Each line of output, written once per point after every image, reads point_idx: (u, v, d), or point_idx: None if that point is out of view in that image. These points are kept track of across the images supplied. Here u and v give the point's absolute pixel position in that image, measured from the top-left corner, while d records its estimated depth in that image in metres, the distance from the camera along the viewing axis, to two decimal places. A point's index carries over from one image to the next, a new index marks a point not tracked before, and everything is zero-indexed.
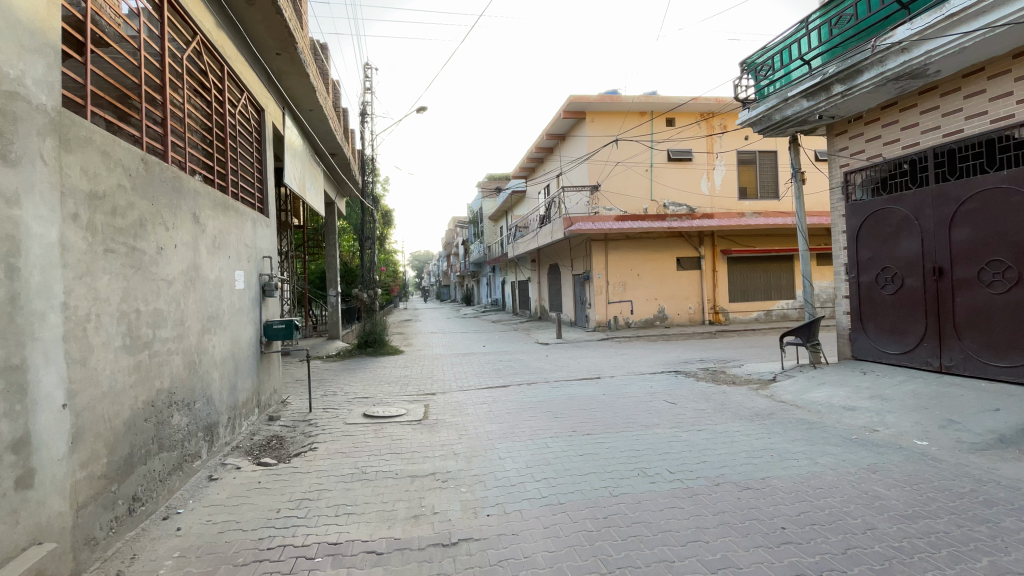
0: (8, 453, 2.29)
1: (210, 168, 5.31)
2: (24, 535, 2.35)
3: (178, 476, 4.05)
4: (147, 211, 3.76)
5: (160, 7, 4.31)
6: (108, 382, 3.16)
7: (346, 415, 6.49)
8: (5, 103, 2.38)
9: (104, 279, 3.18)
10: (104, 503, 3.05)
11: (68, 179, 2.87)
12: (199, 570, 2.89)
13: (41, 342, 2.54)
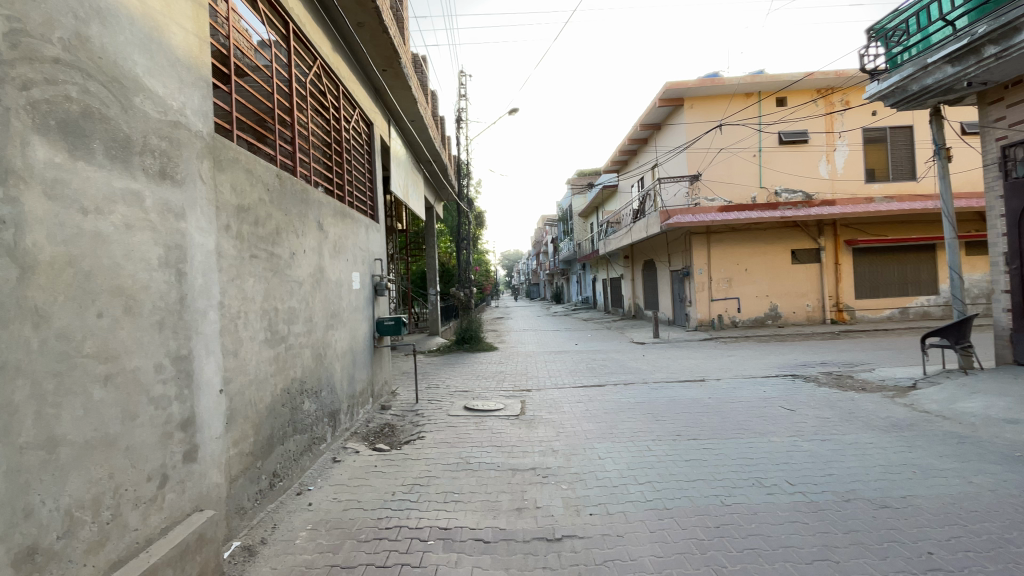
0: (179, 430, 2.71)
1: (329, 180, 5.86)
2: (190, 502, 2.76)
3: (309, 457, 4.52)
4: (282, 221, 4.25)
5: (287, 37, 4.83)
6: (254, 371, 3.62)
7: (449, 407, 6.82)
8: (172, 132, 2.81)
9: (250, 282, 3.65)
10: (251, 477, 3.50)
11: (220, 195, 3.33)
12: (328, 543, 3.20)
13: (203, 336, 2.97)
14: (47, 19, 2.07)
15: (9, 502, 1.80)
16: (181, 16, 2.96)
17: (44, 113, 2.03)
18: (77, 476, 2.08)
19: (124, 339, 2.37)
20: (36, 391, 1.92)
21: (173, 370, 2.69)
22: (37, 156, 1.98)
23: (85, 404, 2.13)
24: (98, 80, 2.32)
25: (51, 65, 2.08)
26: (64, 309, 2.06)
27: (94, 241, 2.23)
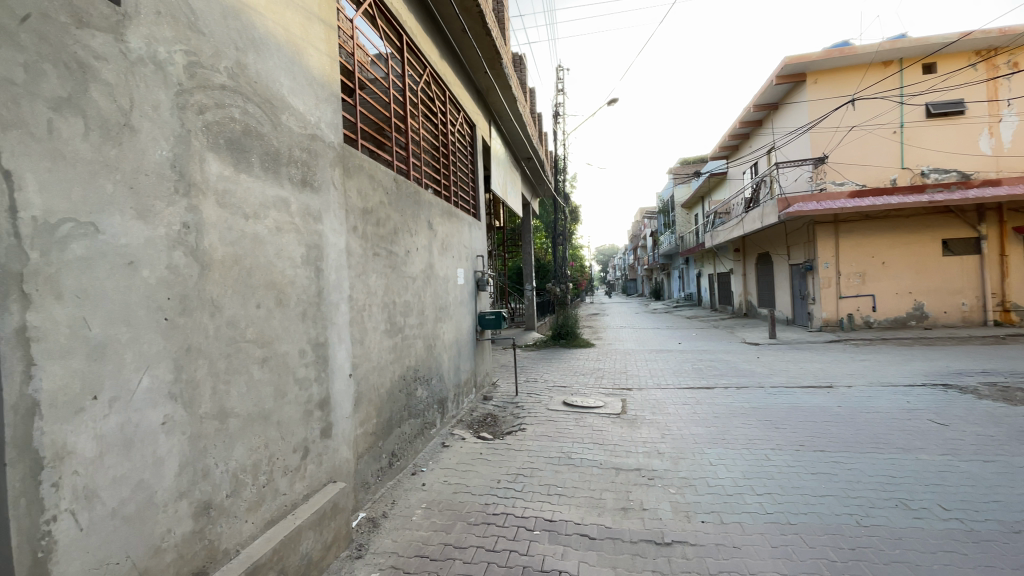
0: (317, 409, 3.05)
1: (437, 181, 6.18)
2: (325, 473, 3.09)
3: (421, 440, 4.84)
4: (399, 222, 4.58)
5: (401, 49, 5.16)
6: (376, 358, 3.96)
7: (549, 402, 6.90)
8: (310, 144, 3.16)
9: (373, 277, 3.99)
10: (373, 456, 3.83)
11: (348, 199, 3.67)
12: (442, 523, 3.41)
13: (336, 326, 3.30)
14: (216, 52, 2.42)
15: (192, 463, 2.14)
16: (316, 39, 3.31)
17: (214, 133, 2.38)
18: (241, 445, 2.42)
19: (275, 327, 2.71)
20: (212, 370, 2.27)
21: (313, 356, 3.03)
22: (210, 170, 2.33)
23: (247, 382, 2.48)
24: (253, 102, 2.66)
25: (219, 91, 2.42)
26: (231, 300, 2.40)
27: (252, 242, 2.57)
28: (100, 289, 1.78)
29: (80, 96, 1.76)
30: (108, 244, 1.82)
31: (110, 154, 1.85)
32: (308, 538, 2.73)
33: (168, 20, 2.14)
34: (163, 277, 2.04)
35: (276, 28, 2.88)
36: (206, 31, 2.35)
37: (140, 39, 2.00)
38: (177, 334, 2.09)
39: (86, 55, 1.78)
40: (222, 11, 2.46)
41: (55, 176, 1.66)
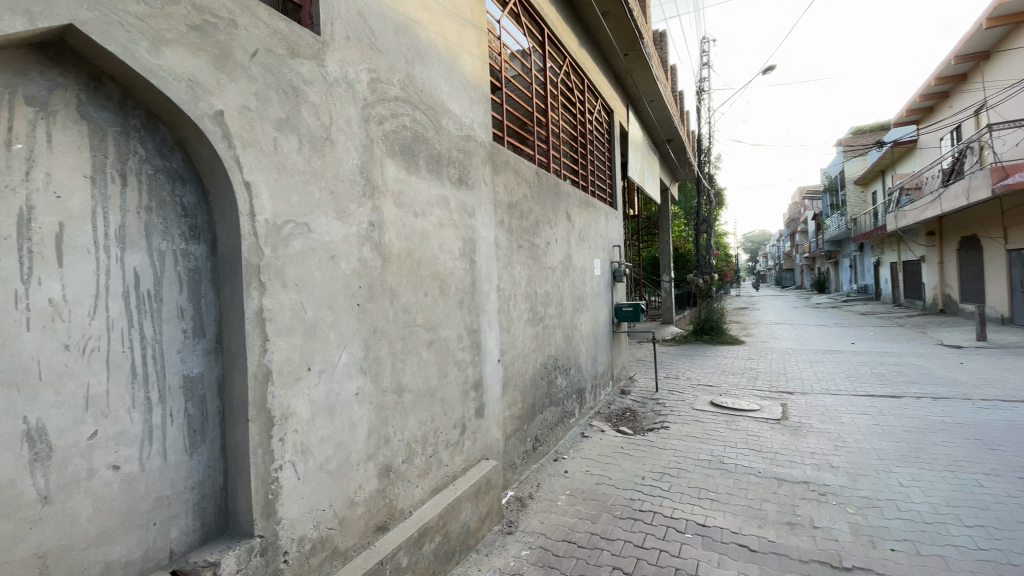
0: (473, 389, 3.29)
1: (575, 172, 6.21)
2: (479, 450, 3.33)
3: (561, 428, 4.94)
4: (540, 214, 4.70)
5: (542, 43, 5.24)
6: (521, 346, 4.13)
7: (693, 400, 6.52)
8: (466, 144, 3.38)
9: (518, 268, 4.17)
10: (519, 439, 4.02)
11: (496, 195, 3.87)
12: (587, 512, 3.46)
13: (487, 314, 3.51)
14: (391, 67, 2.71)
15: (376, 431, 2.46)
16: (469, 44, 3.52)
17: (391, 140, 2.67)
18: (412, 418, 2.72)
19: (439, 313, 2.98)
20: (391, 349, 2.58)
21: (469, 341, 3.27)
22: (388, 173, 2.63)
23: (417, 362, 2.78)
24: (420, 110, 2.93)
25: (394, 102, 2.71)
26: (405, 289, 2.70)
27: (421, 237, 2.86)
28: (311, 279, 2.12)
29: (295, 116, 2.09)
30: (316, 241, 2.15)
31: (316, 165, 2.19)
32: (466, 508, 2.98)
33: (354, 44, 2.45)
34: (356, 268, 2.37)
35: (436, 38, 3.12)
36: (382, 49, 2.64)
37: (335, 62, 2.33)
38: (366, 317, 2.42)
39: (297, 81, 2.12)
40: (395, 29, 2.75)
41: (280, 184, 2.01)
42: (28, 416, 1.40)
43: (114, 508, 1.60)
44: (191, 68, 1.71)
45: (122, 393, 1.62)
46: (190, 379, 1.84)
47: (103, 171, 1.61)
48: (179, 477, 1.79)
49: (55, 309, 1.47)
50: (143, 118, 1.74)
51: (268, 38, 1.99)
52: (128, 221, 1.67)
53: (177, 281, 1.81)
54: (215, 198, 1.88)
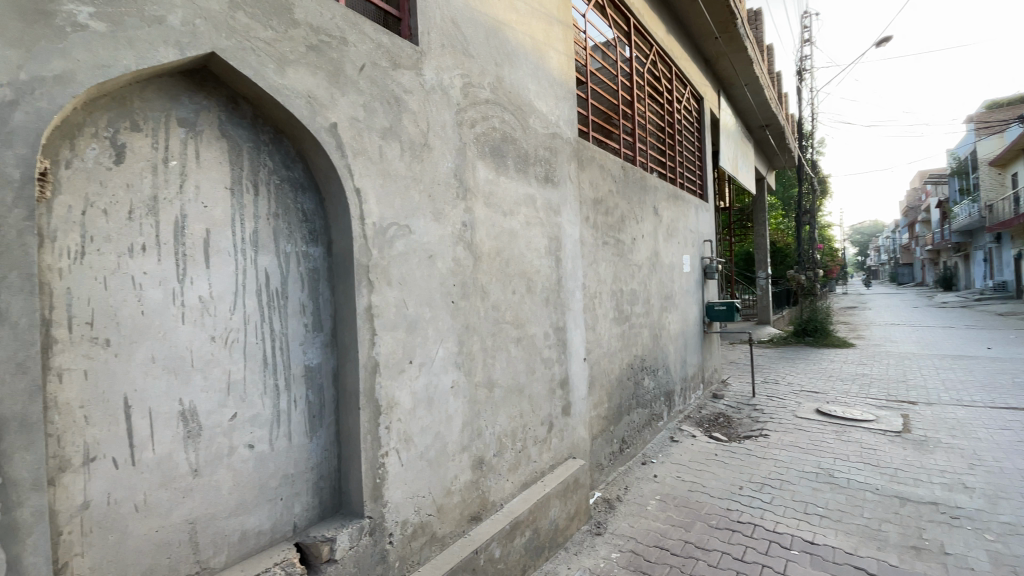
0: (559, 387, 3.30)
1: (663, 164, 5.99)
2: (566, 449, 3.33)
3: (649, 431, 4.81)
4: (626, 209, 4.59)
5: (628, 33, 5.10)
6: (607, 345, 4.07)
7: (795, 407, 6.03)
8: (552, 141, 3.38)
9: (603, 266, 4.11)
10: (605, 439, 3.97)
11: (582, 191, 3.84)
12: (679, 519, 3.34)
13: (573, 312, 3.49)
14: (482, 71, 2.78)
15: (470, 424, 2.55)
16: (556, 41, 3.51)
17: (483, 142, 2.74)
18: (503, 413, 2.79)
19: (528, 311, 3.02)
20: (483, 345, 2.66)
21: (555, 339, 3.28)
22: (479, 175, 2.70)
23: (507, 358, 2.83)
24: (509, 111, 2.98)
25: (484, 105, 2.77)
26: (495, 287, 2.77)
27: (510, 236, 2.91)
28: (412, 277, 2.24)
29: (397, 124, 2.22)
30: (416, 242, 2.27)
31: (416, 169, 2.30)
32: (555, 505, 3.00)
33: (449, 51, 2.55)
34: (451, 267, 2.46)
35: (524, 38, 3.16)
36: (474, 53, 2.72)
37: (432, 70, 2.43)
38: (460, 314, 2.51)
39: (399, 91, 2.24)
40: (485, 33, 2.81)
41: (385, 189, 2.14)
42: (183, 398, 1.62)
43: (249, 482, 1.80)
44: (309, 85, 1.87)
45: (255, 380, 1.82)
46: (310, 369, 2.02)
47: (239, 182, 1.81)
48: (301, 458, 1.97)
49: (204, 305, 1.68)
50: (270, 133, 1.92)
51: (373, 51, 2.13)
52: (260, 226, 1.87)
53: (299, 280, 1.99)
54: (330, 203, 2.04)
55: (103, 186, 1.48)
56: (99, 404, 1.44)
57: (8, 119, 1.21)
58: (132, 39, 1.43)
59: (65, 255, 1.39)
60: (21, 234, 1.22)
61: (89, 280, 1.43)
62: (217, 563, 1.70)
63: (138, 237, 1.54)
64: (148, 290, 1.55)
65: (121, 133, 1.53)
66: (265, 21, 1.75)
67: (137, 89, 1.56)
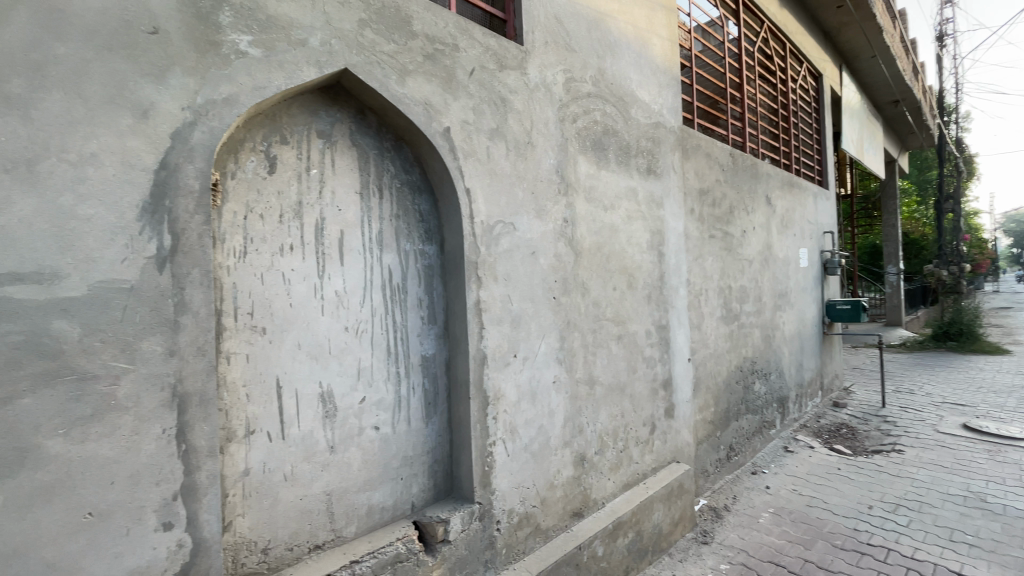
0: (662, 388, 3.18)
1: (775, 150, 5.51)
2: (669, 452, 3.21)
3: (759, 439, 4.47)
4: (735, 200, 4.29)
5: (737, 11, 4.76)
6: (713, 344, 3.85)
7: (937, 421, 5.25)
8: (655, 132, 3.26)
9: (709, 260, 3.88)
10: (711, 445, 3.76)
11: (686, 182, 3.66)
12: (797, 536, 3.08)
13: (676, 309, 3.34)
14: (584, 64, 2.75)
15: (572, 420, 2.55)
16: (659, 27, 3.37)
17: (585, 136, 2.72)
18: (604, 411, 2.75)
19: (629, 308, 2.95)
20: (584, 342, 2.64)
21: (658, 337, 3.16)
22: (581, 170, 2.69)
23: (608, 356, 2.79)
24: (611, 103, 2.92)
25: (586, 98, 2.75)
26: (596, 284, 2.74)
27: (611, 231, 2.86)
28: (517, 273, 2.29)
29: (503, 124, 2.28)
30: (520, 238, 2.32)
31: (520, 168, 2.35)
32: (659, 509, 2.90)
33: (552, 47, 2.56)
34: (553, 263, 2.48)
35: (627, 27, 3.07)
36: (576, 47, 2.70)
37: (536, 68, 2.46)
38: (561, 310, 2.52)
39: (504, 91, 2.30)
40: (587, 25, 2.78)
41: (492, 188, 2.21)
42: (322, 381, 1.81)
43: (375, 460, 1.96)
44: (426, 92, 1.99)
45: (380, 367, 1.99)
46: (426, 359, 2.15)
47: (366, 187, 1.98)
48: (418, 442, 2.11)
49: (338, 298, 1.87)
50: (392, 140, 2.07)
51: (482, 55, 2.20)
52: (384, 227, 2.02)
53: (416, 276, 2.13)
54: (443, 204, 2.15)
55: (260, 194, 1.70)
56: (258, 383, 1.66)
57: (189, 138, 1.42)
58: (281, 62, 1.62)
59: (232, 254, 1.62)
60: (200, 237, 1.44)
61: (250, 276, 1.65)
62: (349, 532, 1.88)
63: (287, 238, 1.75)
64: (295, 285, 1.76)
65: (273, 146, 1.74)
66: (388, 35, 1.89)
67: (285, 107, 1.76)
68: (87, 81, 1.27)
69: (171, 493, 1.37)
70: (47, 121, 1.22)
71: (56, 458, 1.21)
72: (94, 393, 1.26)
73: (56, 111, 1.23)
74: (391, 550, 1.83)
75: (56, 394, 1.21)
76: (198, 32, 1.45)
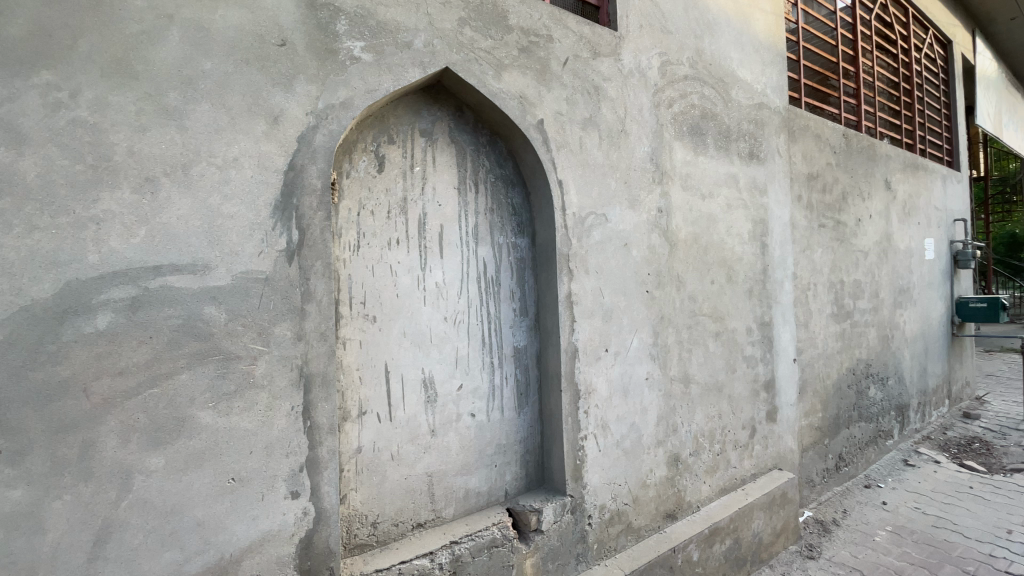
0: (764, 390, 2.97)
1: (897, 127, 4.91)
2: (770, 458, 2.99)
3: (874, 449, 4.04)
4: (849, 185, 3.88)
5: None
6: (822, 344, 3.52)
7: None
8: (758, 113, 3.03)
9: (819, 252, 3.55)
10: (818, 453, 3.46)
11: (792, 166, 3.36)
12: (922, 560, 2.75)
13: (781, 306, 3.10)
14: (680, 46, 2.62)
15: (665, 419, 2.46)
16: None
17: (681, 122, 2.59)
18: (700, 411, 2.62)
19: (728, 303, 2.78)
20: (679, 338, 2.53)
21: (760, 335, 2.95)
22: (677, 157, 2.56)
23: (705, 353, 2.65)
24: (710, 85, 2.75)
25: (683, 81, 2.61)
26: (692, 277, 2.61)
27: (708, 221, 2.70)
28: (609, 266, 2.24)
29: (596, 113, 2.23)
30: (613, 230, 2.27)
31: (613, 157, 2.29)
32: (759, 518, 2.72)
33: (647, 31, 2.46)
34: (646, 256, 2.39)
35: (727, 3, 2.88)
36: (672, 29, 2.58)
37: (630, 53, 2.38)
38: (655, 305, 2.43)
39: (598, 79, 2.25)
40: (684, 5, 2.64)
41: (585, 179, 2.18)
42: (424, 368, 1.91)
43: (471, 446, 2.03)
44: (521, 86, 2.00)
45: (476, 357, 2.04)
46: (518, 350, 2.17)
47: (463, 182, 2.04)
48: (511, 432, 2.14)
49: (438, 290, 1.95)
50: (487, 135, 2.11)
51: (576, 44, 2.17)
52: (479, 220, 2.07)
53: (509, 269, 2.16)
54: (536, 197, 2.16)
55: (370, 191, 1.81)
56: (369, 367, 1.78)
57: (312, 141, 1.55)
58: (390, 64, 1.70)
59: (347, 248, 1.74)
60: (322, 232, 1.56)
61: (363, 268, 1.77)
62: (447, 514, 1.96)
63: (394, 232, 1.85)
64: (400, 277, 1.86)
65: (382, 146, 1.84)
66: (485, 31, 1.92)
67: (392, 108, 1.86)
68: (228, 92, 1.42)
69: (297, 465, 1.50)
70: (197, 129, 1.37)
71: (207, 429, 1.37)
72: (236, 372, 1.42)
73: (204, 120, 1.38)
74: (488, 533, 1.89)
75: (206, 371, 1.38)
76: (319, 42, 1.57)
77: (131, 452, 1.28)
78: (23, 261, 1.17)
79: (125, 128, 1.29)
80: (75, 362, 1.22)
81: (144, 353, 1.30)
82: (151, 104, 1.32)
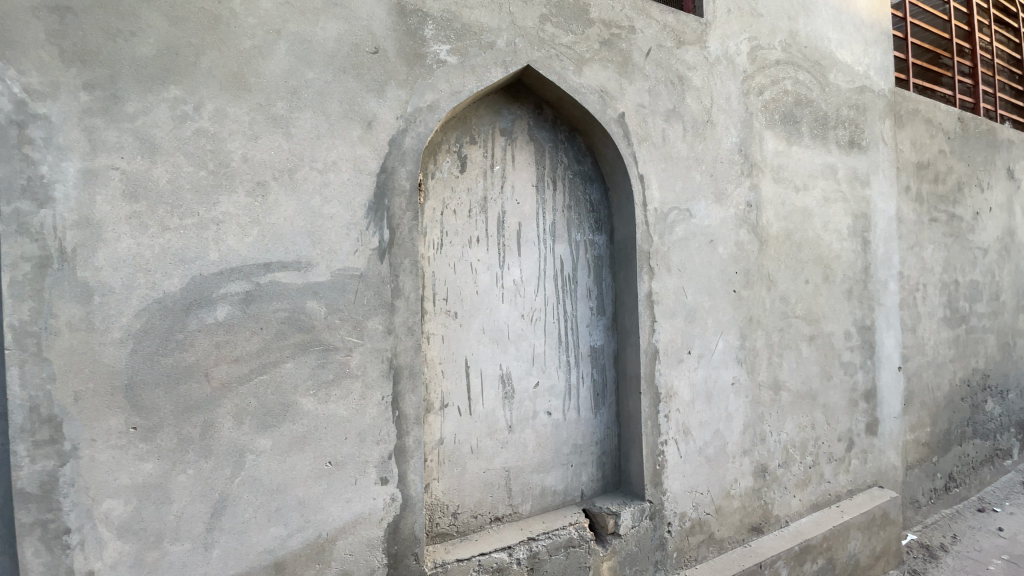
0: (863, 400, 2.72)
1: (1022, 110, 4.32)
2: (869, 474, 2.74)
3: (991, 471, 3.59)
4: (966, 174, 3.46)
5: None
6: (931, 352, 3.17)
7: None
8: (860, 97, 2.77)
9: (929, 249, 3.20)
10: (925, 471, 3.13)
11: (899, 155, 3.05)
12: None
13: (884, 308, 2.82)
14: (772, 30, 2.45)
15: (752, 426, 2.32)
16: None
17: (772, 110, 2.42)
18: (791, 419, 2.45)
19: (823, 305, 2.57)
20: (768, 341, 2.38)
21: (859, 339, 2.71)
22: (768, 147, 2.40)
23: (797, 358, 2.47)
24: (804, 69, 2.56)
25: (775, 67, 2.44)
26: (784, 276, 2.43)
27: (802, 217, 2.51)
28: (692, 264, 2.14)
29: (680, 104, 2.14)
30: (697, 226, 2.17)
31: (698, 149, 2.19)
32: (856, 538, 2.50)
33: (735, 15, 2.32)
34: (733, 253, 2.27)
35: None
36: (763, 12, 2.42)
37: (717, 40, 2.26)
38: (742, 305, 2.30)
39: (682, 69, 2.15)
40: None
41: (668, 174, 2.10)
42: (502, 364, 1.93)
43: (547, 444, 2.03)
44: (602, 79, 1.96)
45: (552, 354, 2.04)
46: (595, 350, 2.14)
47: (542, 179, 2.03)
48: (587, 432, 2.12)
49: (516, 287, 1.96)
50: (566, 132, 2.09)
51: (660, 34, 2.10)
52: (557, 218, 2.06)
53: (587, 267, 2.13)
54: (615, 193, 2.11)
55: (453, 191, 1.85)
56: (451, 362, 1.83)
57: (402, 143, 1.61)
58: (474, 65, 1.73)
59: (431, 246, 1.80)
60: (411, 231, 1.62)
61: (445, 265, 1.82)
62: (524, 510, 1.97)
63: (475, 230, 1.89)
64: (480, 274, 1.89)
65: (464, 146, 1.88)
66: (567, 27, 1.90)
67: (474, 109, 1.89)
68: (328, 99, 1.51)
69: (387, 453, 1.57)
70: (301, 135, 1.47)
71: (308, 415, 1.47)
72: (334, 362, 1.51)
73: (307, 127, 1.48)
74: (565, 532, 1.88)
75: (308, 361, 1.48)
76: (408, 47, 1.62)
77: (244, 433, 1.40)
78: (156, 258, 1.31)
79: (240, 136, 1.40)
80: (198, 349, 1.35)
81: (255, 342, 1.42)
82: (261, 113, 1.43)
